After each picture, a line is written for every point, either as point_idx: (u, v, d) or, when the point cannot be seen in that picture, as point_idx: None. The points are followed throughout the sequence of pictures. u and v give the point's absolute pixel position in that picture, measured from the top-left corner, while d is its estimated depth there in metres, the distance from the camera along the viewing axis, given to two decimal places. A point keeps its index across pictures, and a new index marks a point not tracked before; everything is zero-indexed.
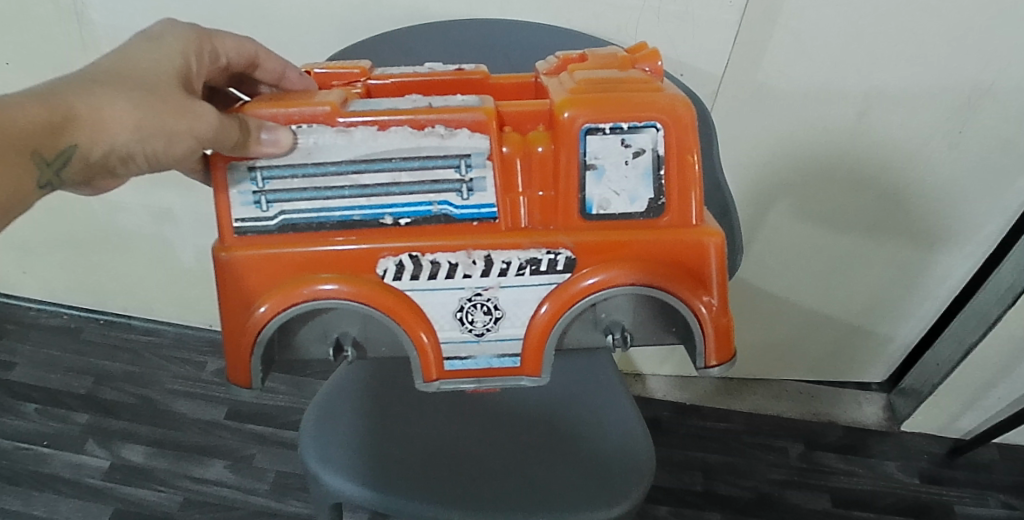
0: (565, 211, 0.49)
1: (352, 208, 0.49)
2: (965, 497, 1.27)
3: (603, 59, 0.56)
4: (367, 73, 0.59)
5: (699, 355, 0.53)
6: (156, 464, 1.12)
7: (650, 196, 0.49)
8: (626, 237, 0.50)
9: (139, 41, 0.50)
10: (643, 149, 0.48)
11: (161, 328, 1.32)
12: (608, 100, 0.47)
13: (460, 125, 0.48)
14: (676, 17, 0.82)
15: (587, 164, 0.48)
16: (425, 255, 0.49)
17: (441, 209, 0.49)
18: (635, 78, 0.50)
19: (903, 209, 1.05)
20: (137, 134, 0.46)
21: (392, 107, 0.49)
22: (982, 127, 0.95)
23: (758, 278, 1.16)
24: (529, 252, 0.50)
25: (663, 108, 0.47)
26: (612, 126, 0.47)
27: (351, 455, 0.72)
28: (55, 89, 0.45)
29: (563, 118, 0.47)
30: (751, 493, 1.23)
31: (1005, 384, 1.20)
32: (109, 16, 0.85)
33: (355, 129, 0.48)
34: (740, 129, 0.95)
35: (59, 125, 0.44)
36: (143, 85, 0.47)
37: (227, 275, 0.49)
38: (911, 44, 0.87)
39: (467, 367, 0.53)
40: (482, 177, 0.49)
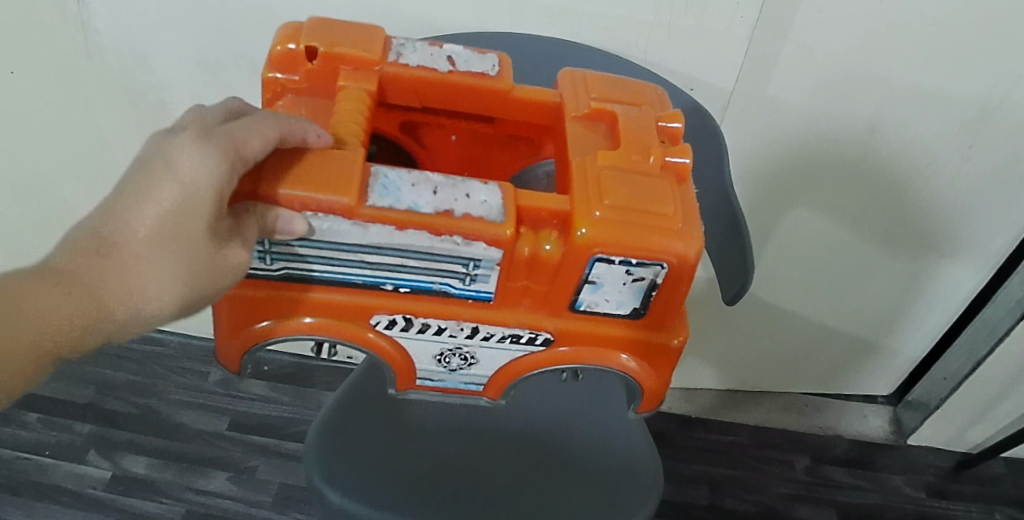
0: (557, 302, 0.48)
1: (354, 274, 0.46)
2: (973, 511, 1.28)
3: (642, 142, 0.48)
4: (382, 61, 0.53)
5: (635, 406, 0.57)
6: (159, 475, 1.12)
7: (637, 306, 0.48)
8: (604, 330, 0.50)
9: (159, 170, 0.39)
10: (644, 278, 0.45)
11: (163, 336, 1.27)
12: (626, 235, 0.42)
13: (477, 237, 0.43)
14: (687, 31, 0.81)
15: (587, 280, 0.46)
16: (418, 317, 0.49)
17: (441, 286, 0.47)
18: (660, 194, 0.44)
19: (912, 224, 1.05)
20: (177, 313, 0.41)
21: (409, 192, 0.43)
22: (993, 142, 0.94)
23: (766, 292, 1.15)
24: (513, 330, 0.50)
25: (676, 253, 0.43)
26: (623, 259, 0.43)
27: (357, 475, 0.70)
28: (85, 284, 0.38)
29: (577, 240, 0.43)
30: (758, 507, 1.24)
31: (1013, 399, 1.20)
32: (115, 26, 0.85)
33: (370, 224, 0.42)
34: (749, 143, 0.94)
35: (92, 327, 0.39)
36: (182, 259, 0.39)
37: (217, 302, 0.48)
38: (924, 61, 0.86)
39: (437, 386, 0.56)
40: (488, 274, 0.46)
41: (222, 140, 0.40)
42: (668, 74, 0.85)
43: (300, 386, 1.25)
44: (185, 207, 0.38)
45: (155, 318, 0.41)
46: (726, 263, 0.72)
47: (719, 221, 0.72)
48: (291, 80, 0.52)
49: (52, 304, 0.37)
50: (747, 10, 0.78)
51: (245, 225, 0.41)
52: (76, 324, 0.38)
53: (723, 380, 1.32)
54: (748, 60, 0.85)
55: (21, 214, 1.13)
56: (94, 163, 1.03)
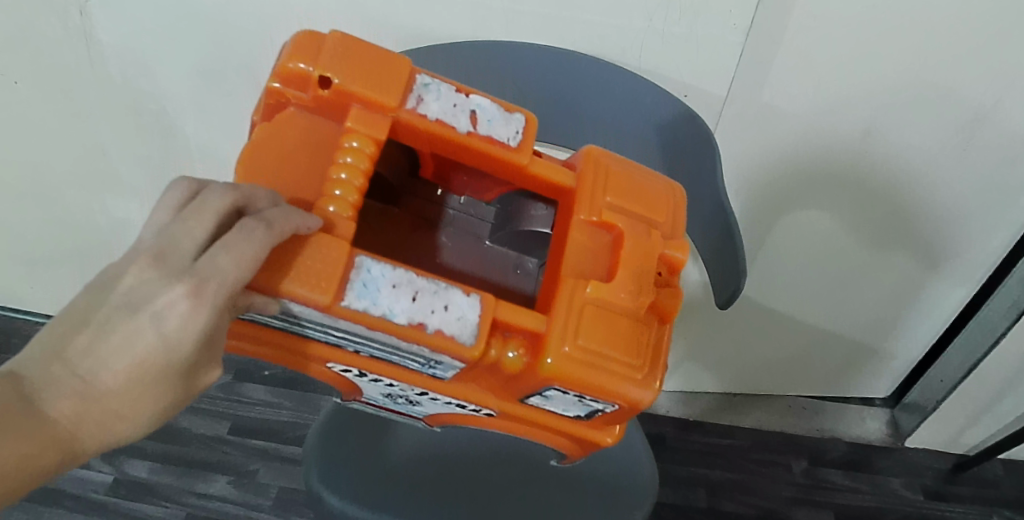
0: (508, 391, 0.53)
1: (318, 335, 0.48)
2: (971, 512, 1.30)
3: (631, 273, 0.50)
4: (399, 107, 0.50)
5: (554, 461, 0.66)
6: (161, 479, 1.13)
7: (579, 414, 0.54)
8: (543, 415, 0.56)
9: (140, 321, 0.38)
10: (594, 404, 0.50)
11: None
12: (587, 380, 0.47)
13: (446, 354, 0.46)
14: (681, 39, 0.82)
15: (542, 389, 0.50)
16: (374, 375, 0.53)
17: (401, 363, 0.50)
18: (629, 353, 0.48)
19: (908, 228, 1.06)
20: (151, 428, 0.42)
21: (392, 303, 0.45)
22: (986, 146, 0.95)
23: (763, 296, 1.16)
24: (461, 400, 0.55)
25: (629, 399, 0.49)
26: (581, 393, 0.48)
27: (358, 479, 0.70)
28: (61, 431, 0.38)
29: (542, 366, 0.47)
30: (755, 510, 1.27)
31: (1009, 402, 1.21)
32: (117, 38, 0.86)
33: (342, 320, 0.45)
34: (743, 149, 0.95)
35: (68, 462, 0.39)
36: (160, 395, 0.40)
37: None
38: (918, 69, 0.87)
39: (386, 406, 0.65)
40: (447, 370, 0.49)
41: (218, 293, 0.39)
42: (662, 81, 0.86)
43: (301, 391, 1.23)
44: (159, 362, 0.39)
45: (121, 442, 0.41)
46: (723, 265, 0.74)
47: (715, 226, 0.74)
48: (298, 95, 0.50)
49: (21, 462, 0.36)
50: (739, 17, 0.79)
51: (217, 348, 0.42)
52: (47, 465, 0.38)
53: (722, 383, 1.33)
54: (742, 68, 0.86)
55: (26, 222, 1.14)
56: (98, 173, 1.04)
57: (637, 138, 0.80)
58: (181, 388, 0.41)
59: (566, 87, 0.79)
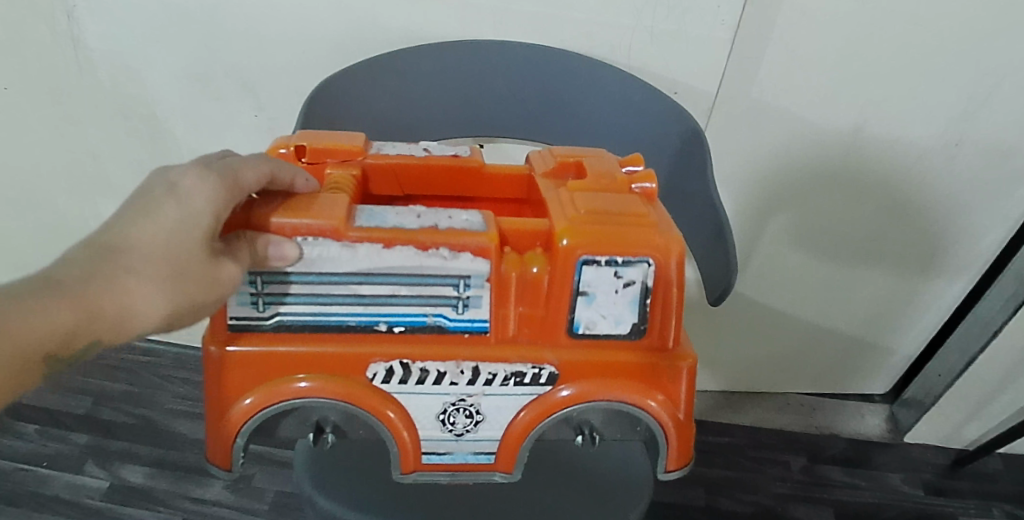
0: (553, 327, 0.49)
1: (347, 314, 0.48)
2: (971, 508, 1.25)
3: (606, 173, 0.53)
4: (364, 151, 0.58)
5: (662, 458, 0.54)
6: (156, 484, 1.09)
7: (635, 320, 0.49)
8: (609, 356, 0.50)
9: (158, 194, 0.42)
10: (634, 281, 0.47)
11: (160, 348, 1.28)
12: (607, 234, 0.46)
13: (463, 248, 0.46)
14: (669, 35, 0.82)
15: (579, 291, 0.47)
16: (416, 363, 0.49)
17: (435, 320, 0.48)
18: (636, 208, 0.48)
19: (903, 221, 1.05)
20: (168, 320, 0.41)
21: (397, 222, 0.48)
22: (979, 138, 0.95)
23: (758, 292, 1.15)
24: (515, 366, 0.49)
25: (656, 245, 0.47)
26: (608, 259, 0.46)
27: (346, 477, 0.71)
28: (79, 283, 0.39)
29: (560, 246, 0.46)
30: (753, 508, 1.21)
31: (1008, 394, 1.20)
32: (106, 41, 0.86)
33: (358, 244, 0.46)
34: (736, 143, 0.95)
35: (84, 329, 0.38)
36: (175, 262, 0.41)
37: (206, 371, 0.48)
38: (909, 60, 0.87)
39: (444, 462, 0.53)
40: (479, 295, 0.48)
41: (225, 173, 0.44)
42: (653, 79, 0.85)
43: None
44: (174, 226, 0.41)
45: (139, 328, 0.41)
46: (711, 267, 0.73)
47: (706, 226, 0.72)
48: None
49: (45, 308, 0.37)
50: (728, 12, 0.79)
51: (234, 244, 0.44)
52: (57, 326, 0.37)
53: (721, 380, 1.33)
54: (732, 63, 0.86)
55: (19, 228, 1.13)
56: (89, 178, 1.02)
57: (626, 136, 0.79)
58: (197, 270, 0.41)
59: (554, 88, 0.79)
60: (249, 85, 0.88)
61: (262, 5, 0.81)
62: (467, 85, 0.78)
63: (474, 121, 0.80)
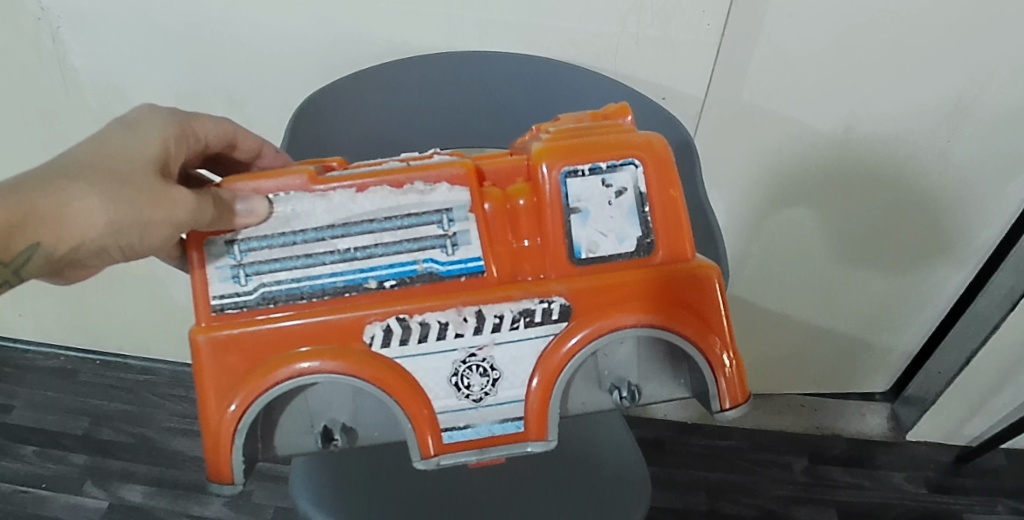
0: (554, 253, 0.49)
1: (335, 274, 0.48)
2: (974, 505, 1.25)
3: (578, 115, 0.56)
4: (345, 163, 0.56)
5: (715, 396, 0.51)
6: (156, 503, 1.09)
7: (639, 234, 0.49)
8: (620, 276, 0.49)
9: (111, 127, 0.48)
10: (624, 188, 0.49)
11: (157, 367, 1.26)
12: (586, 145, 0.49)
13: (439, 179, 0.49)
14: (655, 42, 0.82)
15: (571, 208, 0.49)
16: (414, 317, 0.48)
17: (426, 266, 0.49)
18: (609, 124, 0.52)
19: (896, 217, 1.05)
20: (111, 229, 0.45)
21: (369, 171, 0.51)
22: (970, 134, 0.95)
23: (753, 294, 1.15)
24: (521, 304, 0.49)
25: (636, 145, 0.49)
26: (590, 167, 0.49)
27: (343, 497, 0.70)
28: (22, 186, 0.43)
29: (540, 168, 0.48)
30: (756, 511, 1.21)
31: (1008, 390, 1.20)
32: (93, 63, 0.87)
33: (333, 193, 0.48)
34: (726, 147, 0.95)
35: (22, 224, 0.42)
36: (117, 176, 0.45)
37: (208, 359, 0.47)
38: (898, 60, 0.87)
39: (468, 438, 0.50)
40: (466, 230, 0.49)
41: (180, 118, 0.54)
42: (639, 84, 0.86)
43: None
44: (118, 146, 0.46)
45: (81, 234, 0.44)
46: None
47: (695, 230, 0.72)
48: None
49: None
50: (713, 17, 0.79)
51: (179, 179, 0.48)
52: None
53: None
54: (719, 68, 0.86)
55: None
56: None
57: None
58: (140, 183, 0.46)
59: (541, 97, 0.79)
60: (237, 100, 0.88)
61: (247, 21, 0.81)
62: (454, 94, 0.78)
63: (463, 131, 0.80)
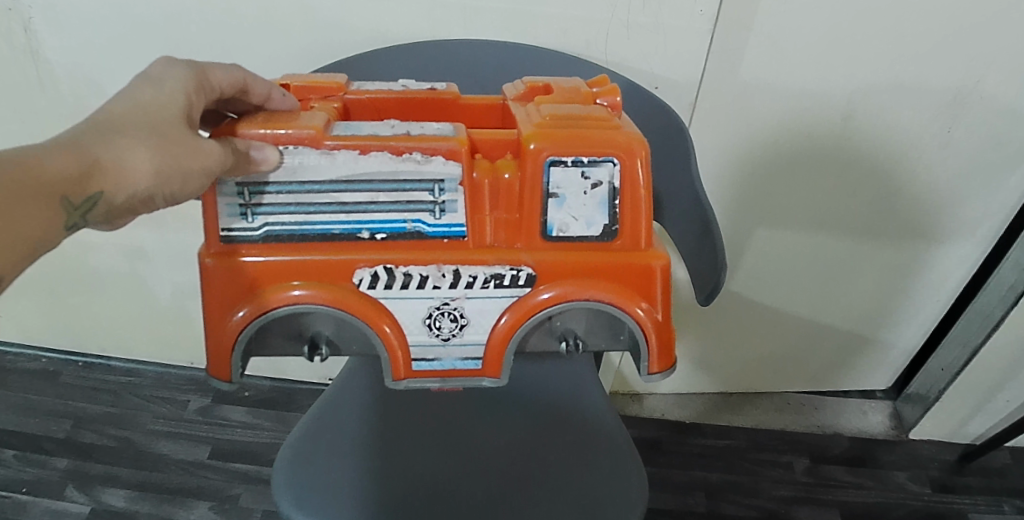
0: (526, 229, 0.48)
1: (332, 223, 0.47)
2: (981, 504, 1.21)
3: (568, 91, 0.54)
4: (344, 89, 0.57)
5: (645, 361, 0.51)
6: (138, 507, 1.06)
7: (606, 223, 0.48)
8: (583, 257, 0.49)
9: (138, 81, 0.46)
10: (600, 182, 0.47)
11: (142, 368, 1.25)
12: (573, 135, 0.46)
13: (435, 152, 0.46)
14: (646, 29, 0.79)
15: (549, 192, 0.47)
16: (399, 267, 0.48)
17: (414, 226, 0.47)
18: (597, 113, 0.48)
19: (895, 209, 1.02)
20: (161, 175, 0.43)
21: (374, 132, 0.47)
22: (971, 123, 0.92)
23: (750, 290, 1.13)
24: (493, 268, 0.48)
25: (618, 146, 0.46)
26: (574, 159, 0.46)
27: (326, 500, 0.68)
28: (76, 138, 0.41)
29: (528, 150, 0.45)
30: (757, 511, 1.17)
31: (1013, 387, 1.17)
32: (66, 55, 0.85)
33: (337, 152, 0.45)
34: (720, 139, 0.92)
35: (85, 172, 0.41)
36: (156, 127, 0.44)
37: (212, 274, 0.47)
38: (896, 47, 0.85)
39: (434, 369, 0.51)
40: (455, 199, 0.47)
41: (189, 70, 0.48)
42: (629, 74, 0.83)
43: (281, 411, 1.20)
44: (151, 98, 0.45)
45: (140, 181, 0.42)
46: (699, 261, 0.69)
47: (692, 223, 0.69)
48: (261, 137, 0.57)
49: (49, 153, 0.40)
50: (705, 3, 0.77)
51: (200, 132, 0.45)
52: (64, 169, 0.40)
53: (716, 382, 1.30)
54: (713, 55, 0.84)
55: None
56: None
57: None
58: (180, 136, 0.44)
59: None
60: None
61: (224, 12, 0.80)
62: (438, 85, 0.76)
63: None
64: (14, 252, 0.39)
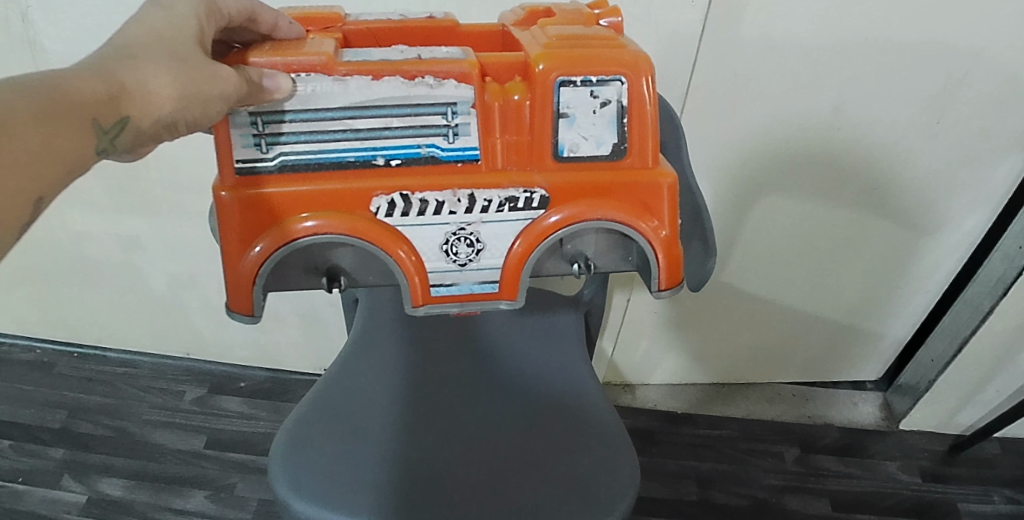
0: (538, 149, 0.49)
1: (347, 150, 0.48)
2: (970, 494, 1.23)
3: (570, 14, 0.56)
4: (343, 20, 0.59)
5: (654, 277, 0.53)
6: (135, 497, 1.07)
7: (615, 141, 0.49)
8: (594, 178, 0.50)
9: (151, 9, 0.47)
10: (609, 100, 0.48)
11: (137, 358, 1.25)
12: (581, 55, 0.47)
13: (447, 75, 0.47)
14: (638, 19, 0.82)
15: (559, 113, 0.48)
16: (415, 194, 0.49)
17: (429, 151, 0.48)
18: (603, 36, 0.50)
19: (885, 200, 1.04)
20: (180, 101, 0.43)
21: (383, 58, 0.48)
22: (959, 116, 0.94)
23: (742, 281, 1.14)
24: (507, 191, 0.49)
25: (625, 63, 0.47)
26: (583, 79, 0.47)
27: (321, 483, 0.69)
28: (99, 64, 0.42)
29: (537, 70, 0.47)
30: (748, 500, 1.18)
31: (1003, 376, 1.18)
32: (63, 46, 0.86)
33: (350, 78, 0.46)
34: (710, 132, 0.94)
35: (112, 97, 0.42)
36: (174, 54, 0.44)
37: (229, 208, 0.47)
38: (885, 40, 0.86)
39: (453, 294, 0.52)
40: (468, 123, 0.48)
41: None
42: None
43: (277, 401, 1.21)
44: (164, 25, 0.46)
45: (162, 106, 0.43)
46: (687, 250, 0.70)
47: (682, 210, 0.70)
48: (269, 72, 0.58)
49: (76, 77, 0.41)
50: None
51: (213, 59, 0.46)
52: (93, 92, 0.41)
53: (708, 373, 1.32)
54: (704, 48, 0.85)
55: None
56: None
57: None
58: (196, 59, 0.45)
59: None
60: None
61: None
62: None
63: None
64: (51, 176, 0.39)
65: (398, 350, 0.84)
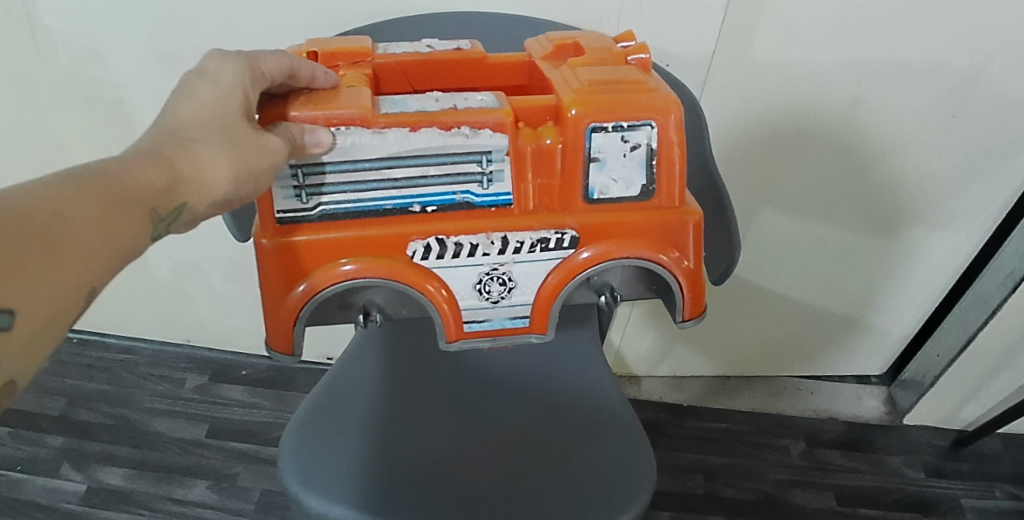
0: (569, 191, 0.49)
1: (384, 199, 0.48)
2: (973, 490, 1.22)
3: (598, 51, 0.54)
4: (371, 53, 0.56)
5: (678, 309, 0.55)
6: (136, 486, 1.05)
7: (643, 182, 0.50)
8: (623, 218, 0.50)
9: (195, 79, 0.45)
10: (639, 144, 0.48)
11: (139, 346, 1.23)
12: (614, 100, 0.47)
13: (483, 125, 0.47)
14: (660, 5, 0.79)
15: (590, 157, 0.48)
16: (450, 237, 0.50)
17: (463, 197, 0.49)
18: (633, 76, 0.49)
19: (898, 195, 1.02)
20: (233, 181, 0.43)
21: (420, 107, 0.47)
22: (976, 110, 0.92)
23: (751, 273, 1.13)
24: (539, 233, 0.50)
25: (654, 108, 0.47)
26: (614, 124, 0.47)
27: (335, 476, 0.67)
28: (155, 148, 0.42)
29: (570, 115, 0.46)
30: (754, 495, 1.18)
31: (1007, 374, 1.18)
32: (65, 21, 0.83)
33: (388, 130, 0.46)
34: (726, 118, 0.92)
35: (169, 183, 0.41)
36: (223, 130, 0.44)
37: (272, 254, 0.48)
38: (907, 27, 0.84)
39: (484, 329, 0.54)
40: (502, 170, 0.48)
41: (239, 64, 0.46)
42: None
43: (280, 390, 1.19)
44: (210, 100, 0.44)
45: (217, 186, 0.43)
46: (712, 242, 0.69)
47: (703, 203, 0.68)
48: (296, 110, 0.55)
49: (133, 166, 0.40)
50: None
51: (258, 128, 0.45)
52: (153, 182, 0.40)
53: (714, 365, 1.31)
54: (725, 33, 0.83)
55: None
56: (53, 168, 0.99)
57: None
58: (246, 134, 0.44)
59: None
60: None
61: None
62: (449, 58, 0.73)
63: None
64: (111, 266, 0.38)
65: (406, 340, 0.83)
